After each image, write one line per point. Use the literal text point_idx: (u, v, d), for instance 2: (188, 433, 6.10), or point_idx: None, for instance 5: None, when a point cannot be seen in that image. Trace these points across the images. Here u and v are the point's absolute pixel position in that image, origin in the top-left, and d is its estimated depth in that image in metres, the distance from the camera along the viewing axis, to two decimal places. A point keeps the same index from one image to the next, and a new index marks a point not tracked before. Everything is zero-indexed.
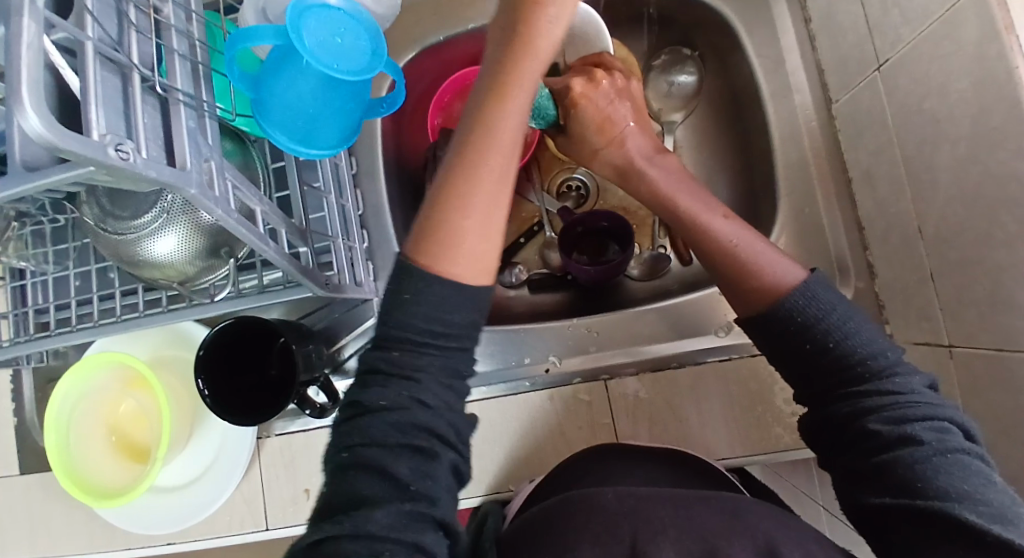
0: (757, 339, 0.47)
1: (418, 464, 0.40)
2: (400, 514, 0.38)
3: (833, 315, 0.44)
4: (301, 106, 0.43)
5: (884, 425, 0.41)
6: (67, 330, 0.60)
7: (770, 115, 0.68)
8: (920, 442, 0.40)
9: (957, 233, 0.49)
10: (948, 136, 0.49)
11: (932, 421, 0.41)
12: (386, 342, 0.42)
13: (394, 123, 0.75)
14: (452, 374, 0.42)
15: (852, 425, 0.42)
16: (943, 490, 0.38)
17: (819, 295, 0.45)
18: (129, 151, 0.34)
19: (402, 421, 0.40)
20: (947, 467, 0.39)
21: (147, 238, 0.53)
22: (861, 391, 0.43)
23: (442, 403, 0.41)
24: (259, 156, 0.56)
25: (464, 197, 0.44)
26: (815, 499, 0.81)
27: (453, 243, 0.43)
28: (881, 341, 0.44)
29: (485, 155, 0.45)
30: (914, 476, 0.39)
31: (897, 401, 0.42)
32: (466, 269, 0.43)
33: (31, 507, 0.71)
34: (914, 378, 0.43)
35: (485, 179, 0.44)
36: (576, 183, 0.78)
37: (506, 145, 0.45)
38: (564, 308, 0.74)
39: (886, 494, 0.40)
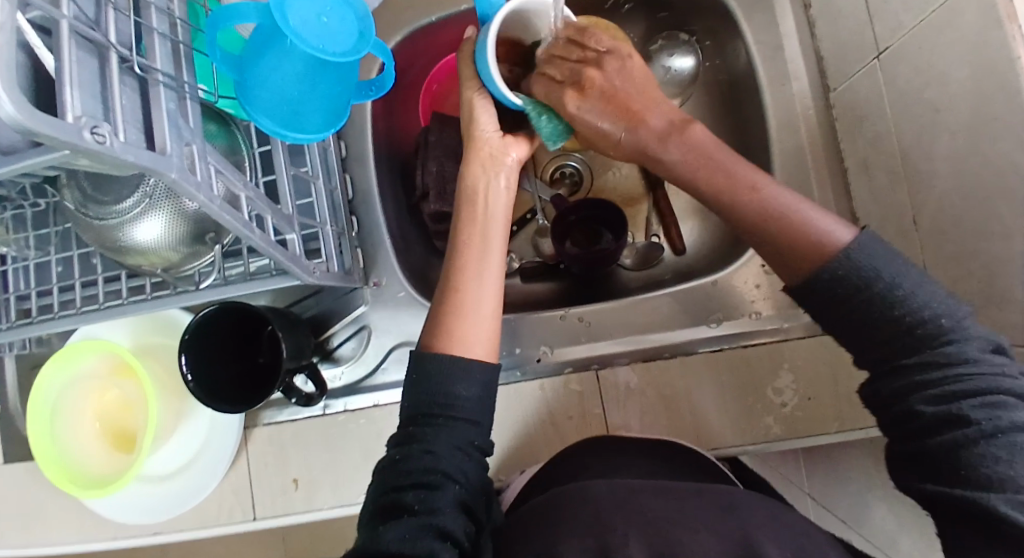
0: (809, 310, 0.46)
1: (424, 495, 0.43)
2: (405, 529, 0.41)
3: (880, 282, 0.42)
4: (284, 89, 0.42)
5: (932, 406, 0.41)
6: (50, 317, 0.59)
7: (767, 102, 0.66)
8: (968, 422, 0.39)
9: (954, 225, 0.49)
10: (946, 126, 0.48)
11: (986, 396, 0.39)
12: (403, 420, 0.47)
13: (385, 107, 0.73)
14: (461, 436, 0.45)
15: (901, 403, 0.42)
16: (986, 477, 0.38)
17: (865, 259, 0.43)
18: (106, 134, 0.32)
19: (411, 464, 0.44)
20: (995, 450, 0.38)
21: (130, 222, 0.51)
22: (910, 366, 0.42)
23: (446, 449, 0.44)
24: (245, 139, 0.54)
25: (461, 293, 0.49)
26: (801, 487, 0.83)
27: (457, 333, 0.47)
28: (941, 302, 0.42)
29: (468, 257, 0.50)
30: (959, 463, 0.39)
31: (948, 376, 0.40)
32: (471, 352, 0.47)
33: (15, 495, 0.70)
34: (970, 345, 0.41)
35: (474, 275, 0.49)
36: (569, 170, 0.77)
37: (487, 244, 0.51)
38: (557, 297, 0.73)
39: (935, 480, 0.41)
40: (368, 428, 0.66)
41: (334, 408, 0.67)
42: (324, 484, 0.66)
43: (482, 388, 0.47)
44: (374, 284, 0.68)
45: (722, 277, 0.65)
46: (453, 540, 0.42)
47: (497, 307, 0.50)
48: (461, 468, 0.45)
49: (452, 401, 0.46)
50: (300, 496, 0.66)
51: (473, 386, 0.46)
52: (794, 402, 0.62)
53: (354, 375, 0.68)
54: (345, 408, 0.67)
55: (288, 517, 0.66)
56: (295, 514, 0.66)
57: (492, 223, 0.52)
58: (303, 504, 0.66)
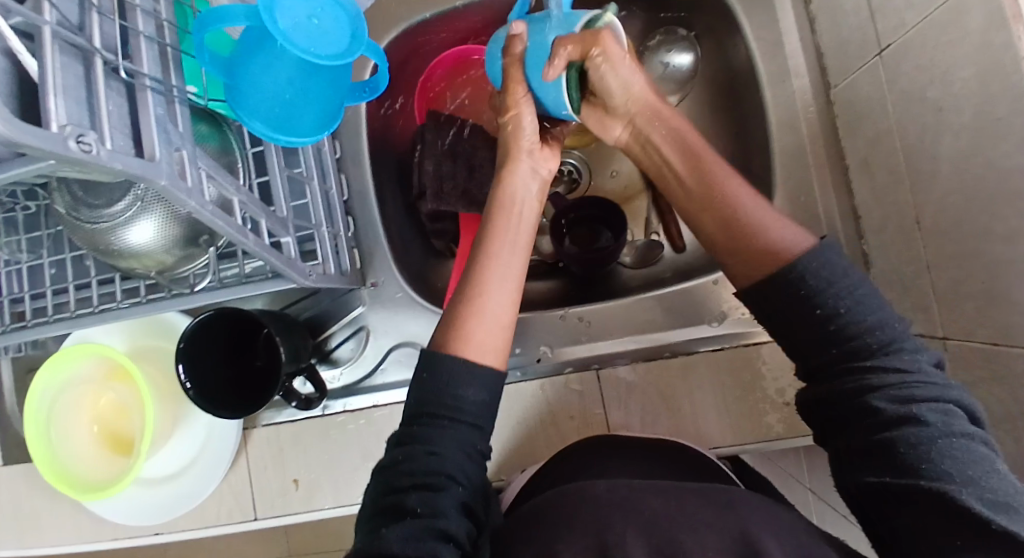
0: (761, 312, 0.47)
1: (428, 497, 0.42)
2: (410, 532, 0.40)
3: (841, 282, 0.44)
4: (277, 92, 0.41)
5: (889, 404, 0.41)
6: (44, 321, 0.58)
7: (768, 99, 0.66)
8: (924, 423, 0.39)
9: (955, 226, 0.48)
10: (949, 126, 0.48)
11: (939, 403, 0.40)
12: (406, 419, 0.46)
13: (380, 106, 0.72)
14: (466, 442, 0.45)
15: (855, 402, 0.42)
16: (948, 474, 0.37)
17: (829, 260, 0.44)
18: (92, 143, 0.31)
19: (414, 466, 0.44)
20: (952, 450, 0.38)
21: (122, 226, 0.50)
22: (864, 368, 0.42)
23: (452, 450, 0.44)
24: (237, 140, 0.53)
25: (479, 298, 0.49)
26: (802, 482, 0.83)
27: (469, 336, 0.47)
28: (888, 313, 0.44)
29: (489, 265, 0.51)
30: (918, 458, 0.39)
31: (903, 380, 0.41)
32: (481, 357, 0.47)
33: (14, 498, 0.70)
34: (921, 357, 0.43)
35: (494, 282, 0.50)
36: (568, 166, 0.76)
37: (512, 254, 0.52)
38: (556, 295, 0.73)
39: (888, 473, 0.39)
40: (367, 429, 0.66)
41: (333, 409, 0.67)
42: (324, 485, 0.66)
43: (488, 392, 0.46)
44: (371, 284, 0.67)
45: (724, 276, 0.64)
46: (456, 543, 0.41)
47: (512, 317, 0.50)
48: (463, 469, 0.44)
49: (459, 405, 0.45)
50: (299, 497, 0.66)
51: (480, 391, 0.46)
52: (795, 400, 0.61)
53: (353, 376, 0.67)
54: (344, 410, 0.67)
55: (288, 518, 0.66)
56: (294, 515, 0.66)
57: (519, 235, 0.53)
58: (302, 504, 0.66)
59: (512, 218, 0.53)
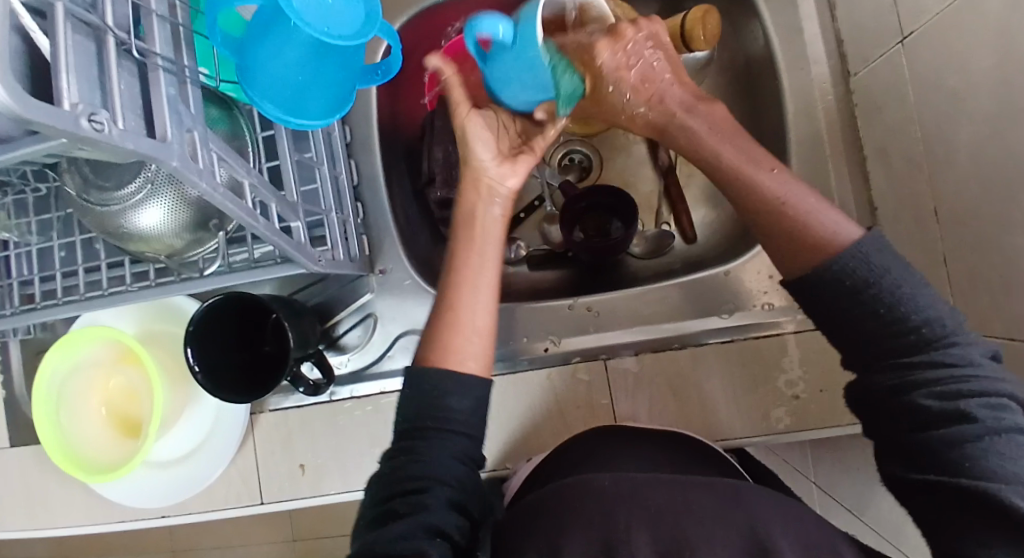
0: (804, 305, 0.46)
1: (415, 499, 0.43)
2: (397, 530, 0.41)
3: (887, 278, 0.42)
4: (288, 76, 0.41)
5: (935, 401, 0.40)
6: (53, 303, 0.58)
7: (784, 86, 0.65)
8: (972, 420, 0.39)
9: (973, 216, 0.48)
10: (967, 116, 0.47)
11: (988, 397, 0.40)
12: (398, 432, 0.47)
13: (391, 92, 0.72)
14: (464, 452, 0.46)
15: (899, 398, 0.42)
16: (991, 471, 0.37)
17: (872, 258, 0.43)
18: (104, 122, 0.31)
19: (403, 470, 0.44)
20: (999, 448, 0.38)
21: (132, 209, 0.50)
22: (910, 363, 0.42)
23: (439, 455, 0.44)
24: (248, 124, 0.53)
25: (455, 311, 0.50)
26: (807, 476, 0.84)
27: (449, 348, 0.48)
28: (940, 307, 0.42)
29: (463, 277, 0.52)
30: (960, 456, 0.38)
31: (952, 375, 0.40)
32: (466, 366, 0.48)
33: (23, 478, 0.70)
34: (973, 349, 0.41)
35: (469, 295, 0.51)
36: (578, 156, 0.76)
37: (483, 264, 0.52)
38: (564, 284, 0.73)
39: (931, 471, 0.40)
40: (374, 415, 0.66)
41: (340, 395, 0.67)
42: (331, 470, 0.66)
43: (475, 400, 0.47)
44: (379, 271, 0.67)
45: (735, 268, 0.64)
46: (446, 537, 0.42)
47: (491, 324, 0.51)
48: (451, 470, 0.44)
49: (447, 414, 0.46)
50: (307, 482, 0.66)
51: (466, 399, 0.47)
52: (805, 394, 0.61)
53: (360, 362, 0.67)
54: (351, 396, 0.67)
55: (295, 501, 0.66)
56: (302, 498, 0.66)
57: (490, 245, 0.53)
58: (309, 488, 0.66)
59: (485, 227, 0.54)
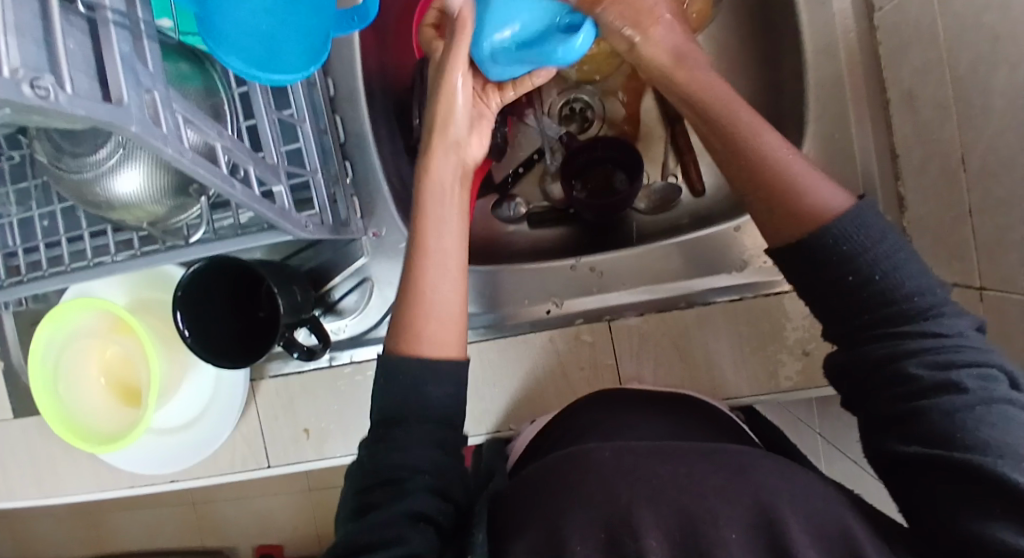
0: (785, 272, 0.44)
1: (390, 490, 0.43)
2: (376, 519, 0.41)
3: (881, 244, 0.41)
4: (255, 24, 0.38)
5: (927, 370, 0.38)
6: (40, 276, 0.56)
7: (802, 23, 0.60)
8: (962, 390, 0.37)
9: (1007, 168, 0.44)
10: (1007, 56, 0.42)
11: (978, 368, 0.38)
12: (373, 423, 0.46)
13: (377, 38, 0.68)
14: (440, 435, 0.45)
15: (887, 368, 0.40)
16: (983, 443, 0.36)
17: (867, 221, 0.41)
18: (51, 88, 0.28)
19: (380, 462, 0.44)
20: (989, 417, 0.36)
21: (106, 175, 0.47)
22: (901, 333, 0.40)
23: (416, 443, 0.44)
24: (222, 80, 0.49)
25: (420, 291, 0.48)
26: (812, 426, 0.83)
27: (420, 332, 0.47)
28: (930, 278, 0.41)
29: (427, 252, 0.48)
30: (952, 426, 0.37)
31: (942, 345, 0.39)
32: (438, 352, 0.47)
33: (29, 448, 0.71)
34: (961, 320, 0.40)
35: (434, 272, 0.48)
36: (580, 104, 0.71)
37: (448, 241, 0.49)
38: (567, 242, 0.70)
39: (916, 442, 0.38)
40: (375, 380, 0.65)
41: (340, 360, 0.66)
42: (334, 434, 0.65)
43: (455, 385, 0.46)
44: (373, 234, 0.65)
45: (745, 223, 0.61)
46: (427, 520, 0.42)
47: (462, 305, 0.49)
48: (429, 458, 0.44)
49: (424, 403, 0.45)
50: (312, 447, 0.66)
51: (446, 385, 0.46)
52: (815, 350, 0.59)
53: (359, 327, 0.66)
54: (351, 360, 0.66)
55: (300, 465, 0.66)
56: (308, 462, 0.66)
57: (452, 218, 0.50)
58: (314, 453, 0.66)
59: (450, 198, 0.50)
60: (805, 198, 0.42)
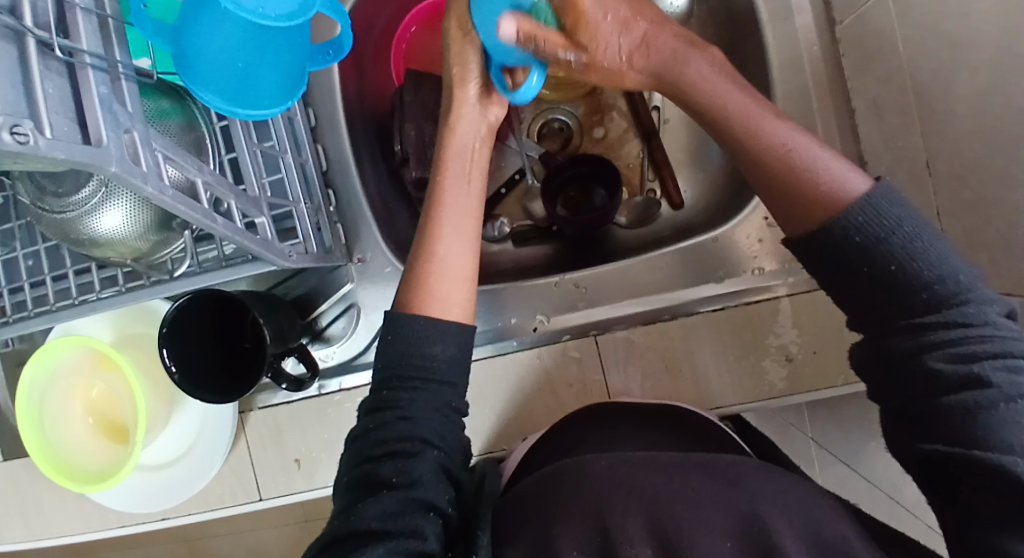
0: (805, 261, 0.44)
1: (403, 463, 0.42)
2: (391, 501, 0.40)
3: (896, 233, 0.40)
4: (229, 61, 0.38)
5: (947, 365, 0.39)
6: (25, 317, 0.56)
7: (768, 38, 0.62)
8: (985, 384, 0.38)
9: (972, 170, 0.45)
10: (966, 62, 0.44)
11: (1005, 358, 0.38)
12: (377, 384, 0.46)
13: (354, 66, 0.69)
14: (439, 402, 0.45)
15: (910, 362, 0.40)
16: (1007, 443, 0.36)
17: (883, 210, 0.41)
18: (29, 133, 0.28)
19: (388, 434, 0.43)
20: (1014, 415, 0.37)
21: (89, 215, 0.48)
22: (922, 324, 0.40)
23: (424, 411, 0.44)
24: (203, 114, 0.50)
25: (435, 245, 0.50)
26: (803, 432, 0.83)
27: (430, 289, 0.48)
28: (953, 261, 0.40)
29: (443, 212, 0.51)
30: (974, 425, 0.37)
31: (967, 336, 0.39)
32: (449, 314, 0.47)
33: (18, 492, 0.70)
34: (990, 307, 0.40)
35: (450, 227, 0.51)
36: (558, 124, 0.73)
37: (462, 202, 0.52)
38: (551, 260, 0.71)
39: (941, 441, 0.39)
40: None
41: (329, 389, 0.66)
42: (325, 463, 0.65)
43: (458, 348, 0.46)
44: (358, 260, 0.65)
45: (723, 233, 0.62)
46: (437, 510, 0.41)
47: (471, 264, 0.50)
48: (438, 431, 0.44)
49: (429, 363, 0.45)
50: (303, 477, 0.66)
51: (449, 347, 0.46)
52: (799, 356, 0.60)
53: (347, 354, 0.66)
54: (340, 388, 0.66)
55: (291, 496, 0.66)
56: (299, 492, 0.66)
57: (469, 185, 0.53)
58: (305, 483, 0.65)
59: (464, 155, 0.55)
60: (822, 181, 0.43)
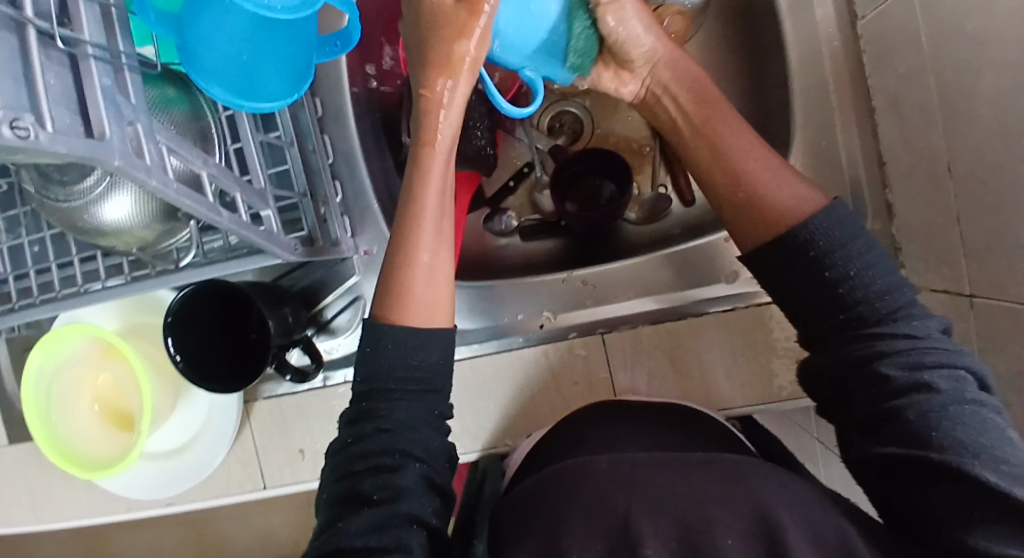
0: (760, 277, 0.46)
1: (381, 478, 0.41)
2: (370, 518, 0.40)
3: (854, 241, 0.42)
4: (234, 54, 0.38)
5: (899, 372, 0.39)
6: (31, 304, 0.56)
7: (789, 30, 0.61)
8: (934, 391, 0.38)
9: (991, 174, 0.44)
10: (990, 62, 0.42)
11: (950, 370, 0.39)
12: (357, 396, 0.45)
13: (361, 54, 0.68)
14: (423, 410, 0.45)
15: (862, 369, 0.40)
16: (959, 442, 0.36)
17: (841, 221, 0.43)
18: (29, 127, 0.28)
19: (368, 447, 0.43)
20: (963, 417, 0.37)
21: (94, 203, 0.47)
22: (871, 334, 0.41)
23: (406, 425, 0.44)
24: (209, 102, 0.49)
25: (413, 254, 0.48)
26: (809, 432, 0.83)
27: (412, 300, 0.47)
28: (896, 278, 0.42)
29: (421, 217, 0.48)
30: (926, 425, 0.37)
31: (913, 346, 0.39)
32: (427, 319, 0.47)
33: (25, 475, 0.71)
34: (931, 323, 0.41)
35: (428, 234, 0.48)
36: (568, 118, 0.72)
37: (439, 197, 0.49)
38: (559, 255, 0.70)
39: (894, 443, 0.38)
40: None
41: (334, 380, 0.66)
42: None
43: (443, 352, 0.46)
44: (364, 252, 0.65)
45: None
46: (420, 522, 0.41)
47: (449, 273, 0.49)
48: (423, 443, 0.44)
49: (410, 372, 0.45)
50: (308, 466, 0.66)
51: (435, 351, 0.46)
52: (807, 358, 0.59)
53: (352, 347, 0.66)
54: (345, 380, 0.66)
55: (296, 486, 0.66)
56: (303, 483, 0.66)
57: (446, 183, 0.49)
58: (310, 473, 0.66)
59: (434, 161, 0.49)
60: (773, 197, 0.46)
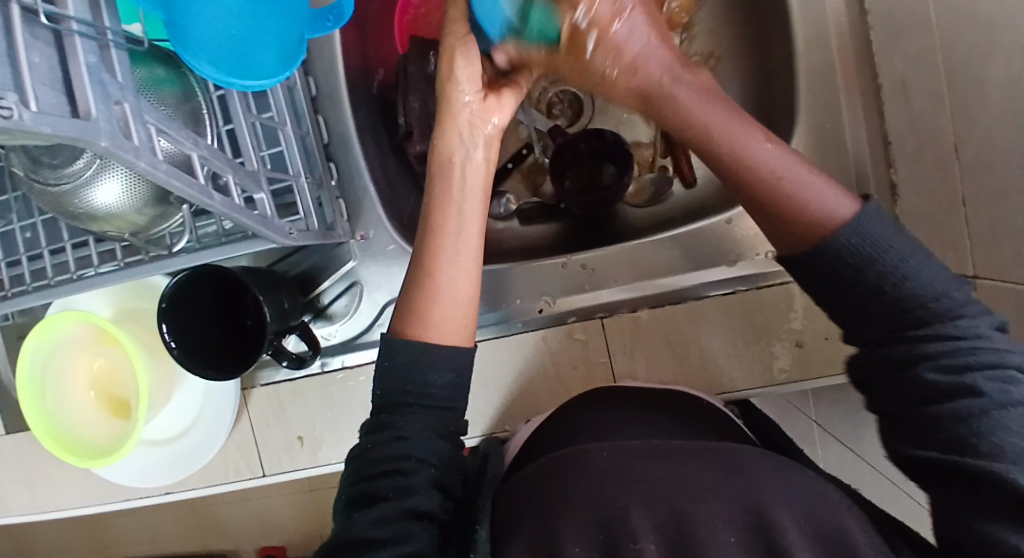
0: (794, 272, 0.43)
1: (395, 482, 0.41)
2: (378, 517, 0.40)
3: (868, 235, 0.40)
4: (224, 27, 0.37)
5: (942, 375, 0.37)
6: (24, 291, 0.55)
7: (795, 9, 0.60)
8: (980, 394, 0.36)
9: (1001, 159, 0.43)
10: (1003, 47, 0.41)
11: (1000, 370, 0.37)
12: (377, 407, 0.45)
13: (357, 32, 0.66)
14: (439, 423, 0.44)
15: (904, 372, 0.39)
16: (1001, 448, 0.35)
17: (872, 234, 0.39)
18: (13, 106, 0.27)
19: (382, 452, 0.42)
20: (1010, 422, 0.35)
21: (84, 187, 0.46)
22: (917, 336, 0.39)
23: (418, 433, 0.43)
24: (200, 83, 0.48)
25: (431, 276, 0.46)
26: (808, 414, 0.83)
27: (427, 318, 0.45)
28: (946, 280, 0.39)
29: (439, 245, 0.46)
30: (969, 432, 0.36)
31: (961, 347, 0.37)
32: (444, 338, 0.45)
33: (22, 463, 0.70)
34: (983, 319, 0.38)
35: (447, 262, 0.46)
36: (567, 99, 0.70)
37: (464, 224, 0.47)
38: (558, 239, 0.69)
39: (933, 447, 0.37)
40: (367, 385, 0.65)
41: (332, 366, 0.66)
42: (328, 440, 0.65)
43: (456, 373, 0.45)
44: (360, 237, 0.64)
45: (736, 215, 0.60)
46: (430, 518, 0.41)
47: (473, 293, 0.46)
48: (431, 449, 0.43)
49: (428, 390, 0.44)
50: (306, 454, 0.65)
51: (447, 372, 0.44)
52: (809, 342, 0.58)
53: (349, 332, 0.65)
54: (342, 366, 0.65)
55: (295, 472, 0.66)
56: (302, 469, 0.66)
57: (471, 209, 0.47)
58: (308, 459, 0.65)
59: (459, 181, 0.48)
60: (808, 201, 0.41)
